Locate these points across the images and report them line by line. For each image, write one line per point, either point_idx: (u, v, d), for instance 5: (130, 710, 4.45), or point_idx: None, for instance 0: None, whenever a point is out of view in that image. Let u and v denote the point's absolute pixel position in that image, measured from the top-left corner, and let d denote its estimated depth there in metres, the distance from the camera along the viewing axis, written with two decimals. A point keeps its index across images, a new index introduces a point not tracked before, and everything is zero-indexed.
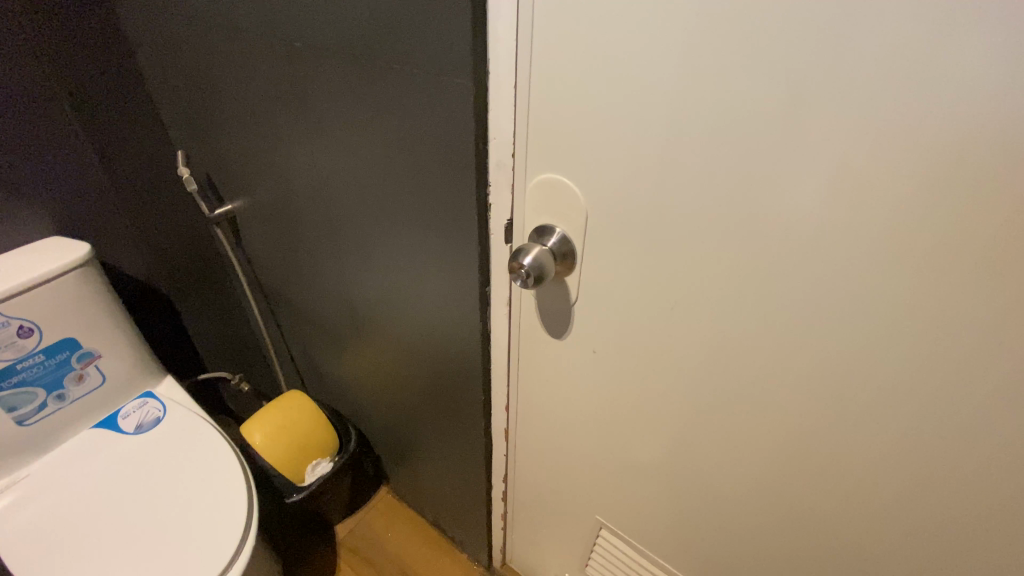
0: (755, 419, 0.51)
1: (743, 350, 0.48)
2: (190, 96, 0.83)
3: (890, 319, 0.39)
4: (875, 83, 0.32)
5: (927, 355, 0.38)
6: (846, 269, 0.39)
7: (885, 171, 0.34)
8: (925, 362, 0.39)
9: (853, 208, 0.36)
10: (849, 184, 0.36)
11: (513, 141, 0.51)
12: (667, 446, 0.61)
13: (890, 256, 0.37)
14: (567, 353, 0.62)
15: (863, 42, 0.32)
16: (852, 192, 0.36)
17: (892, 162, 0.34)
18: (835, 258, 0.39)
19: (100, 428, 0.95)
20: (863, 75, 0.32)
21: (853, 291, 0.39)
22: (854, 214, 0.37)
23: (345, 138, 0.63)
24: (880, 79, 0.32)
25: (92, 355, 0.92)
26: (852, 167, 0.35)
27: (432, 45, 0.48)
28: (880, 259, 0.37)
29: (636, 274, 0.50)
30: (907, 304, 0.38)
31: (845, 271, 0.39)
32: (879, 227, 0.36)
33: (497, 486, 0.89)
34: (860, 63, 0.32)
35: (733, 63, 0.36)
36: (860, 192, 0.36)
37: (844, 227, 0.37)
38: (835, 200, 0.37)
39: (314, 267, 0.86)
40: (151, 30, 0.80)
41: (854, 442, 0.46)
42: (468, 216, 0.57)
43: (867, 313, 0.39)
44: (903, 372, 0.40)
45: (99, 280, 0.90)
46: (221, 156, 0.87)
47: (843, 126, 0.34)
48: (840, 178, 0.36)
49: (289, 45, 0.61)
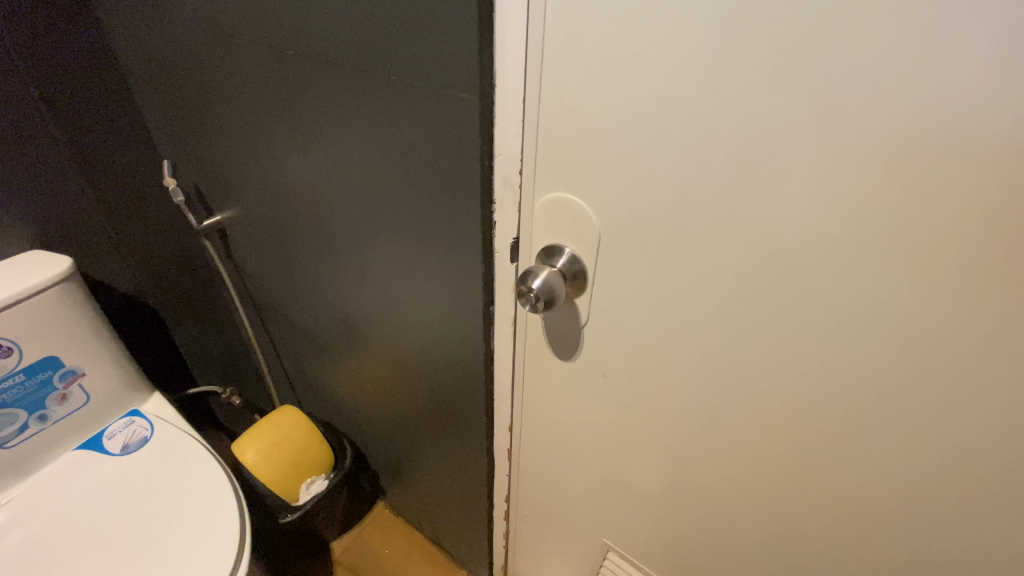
0: (772, 448, 0.49)
1: (761, 378, 0.46)
2: (176, 104, 0.80)
3: (924, 353, 0.37)
4: (920, 105, 0.30)
5: (962, 390, 0.36)
6: (877, 298, 0.37)
7: (926, 195, 0.32)
8: (961, 397, 0.37)
9: (887, 235, 0.34)
10: (885, 209, 0.34)
11: (520, 157, 0.48)
12: (675, 472, 0.58)
13: (930, 286, 0.34)
14: (574, 376, 0.60)
15: (908, 61, 0.29)
16: (890, 217, 0.34)
17: (936, 188, 0.32)
18: (865, 286, 0.37)
19: (84, 449, 0.91)
20: (907, 97, 0.30)
21: (885, 323, 0.37)
22: (888, 241, 0.35)
23: (340, 150, 0.61)
24: (926, 101, 0.30)
25: (75, 373, 0.88)
26: (890, 192, 0.33)
27: (435, 56, 0.45)
28: (916, 288, 0.35)
29: (649, 298, 0.48)
30: (944, 335, 0.35)
31: (878, 300, 0.37)
32: (917, 255, 0.34)
33: (497, 504, 0.87)
34: (903, 78, 0.30)
35: (764, 76, 0.34)
36: (899, 219, 0.34)
37: (877, 254, 0.35)
38: (871, 227, 0.35)
39: (308, 282, 0.84)
40: (135, 35, 0.77)
41: (879, 475, 0.44)
42: (472, 233, 0.54)
43: (899, 344, 0.37)
44: (936, 407, 0.38)
45: (83, 295, 0.86)
46: (209, 165, 0.83)
47: (883, 149, 0.32)
48: (878, 203, 0.34)
49: (280, 52, 0.58)
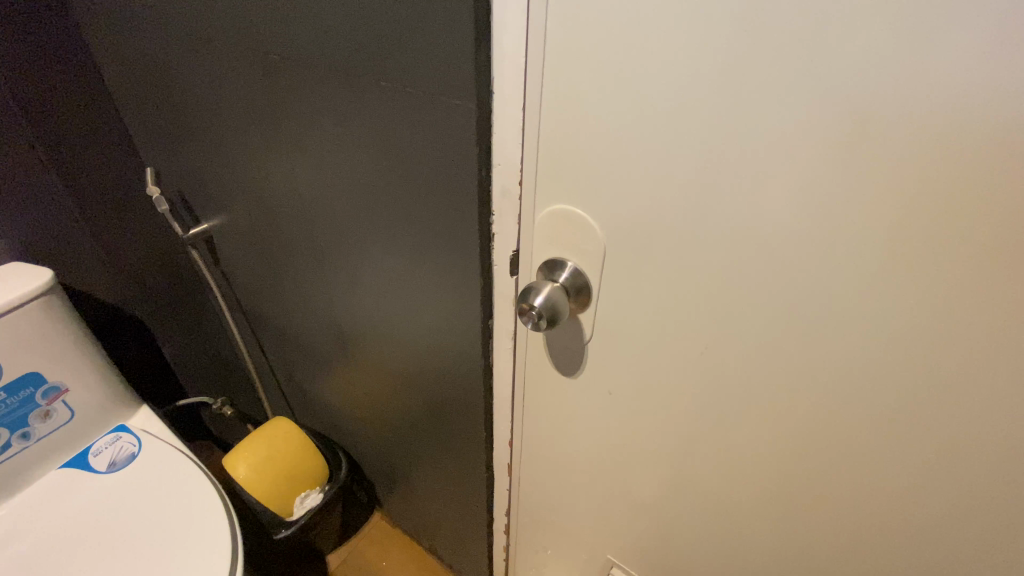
0: (785, 472, 0.47)
1: (775, 400, 0.44)
2: (158, 110, 0.77)
3: (952, 379, 0.34)
4: (952, 118, 0.28)
5: (994, 420, 0.34)
6: (904, 321, 0.34)
7: (959, 212, 0.30)
8: (990, 426, 0.34)
9: (916, 254, 0.32)
10: (912, 228, 0.32)
11: (521, 167, 0.46)
12: (681, 492, 0.56)
13: (960, 311, 0.32)
14: (577, 392, 0.57)
15: (939, 72, 0.27)
16: (920, 235, 0.31)
17: (969, 207, 0.30)
18: (890, 308, 0.34)
19: (69, 467, 0.88)
20: (938, 109, 0.28)
21: (909, 347, 0.35)
22: (917, 260, 0.32)
23: (329, 157, 0.58)
24: (958, 113, 0.28)
25: (59, 389, 0.85)
26: (921, 208, 0.31)
27: (426, 61, 0.43)
28: (947, 312, 0.33)
29: (657, 316, 0.46)
30: (978, 361, 0.33)
31: (901, 324, 0.35)
32: (947, 276, 0.32)
33: (497, 518, 0.85)
34: (937, 86, 0.28)
35: (784, 84, 0.31)
36: (928, 240, 0.31)
37: (905, 275, 0.33)
38: (897, 248, 0.32)
39: (297, 291, 0.81)
40: (112, 38, 0.74)
41: (900, 503, 0.42)
42: (470, 245, 0.52)
43: (926, 370, 0.35)
44: (964, 437, 0.36)
45: (65, 309, 0.83)
46: (194, 172, 0.80)
47: (911, 164, 0.30)
48: (905, 222, 0.32)
49: (264, 56, 0.55)
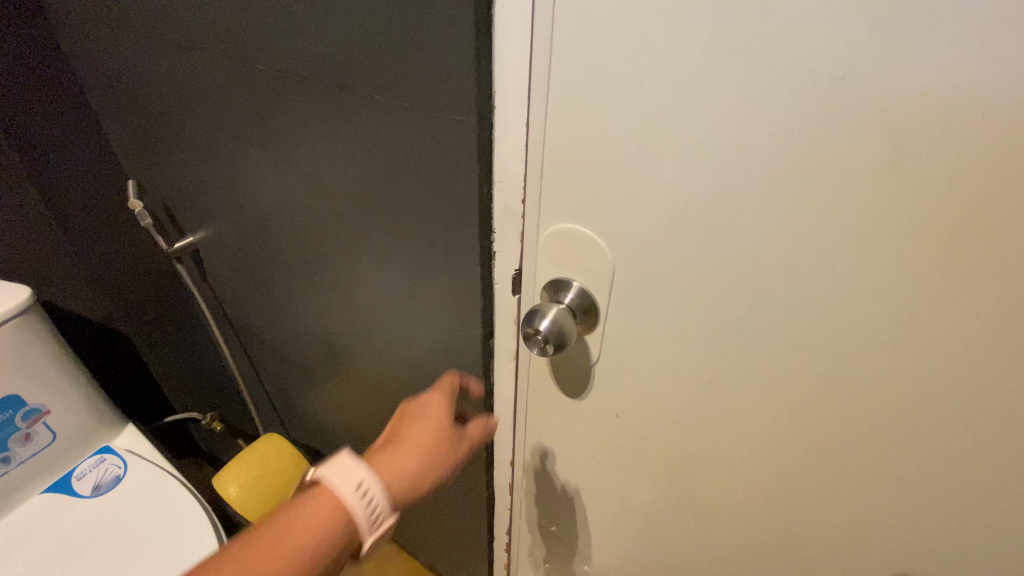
0: (798, 501, 0.45)
1: (791, 429, 0.42)
2: (140, 119, 0.74)
3: (983, 414, 0.32)
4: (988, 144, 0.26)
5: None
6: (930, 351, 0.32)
7: (999, 240, 0.28)
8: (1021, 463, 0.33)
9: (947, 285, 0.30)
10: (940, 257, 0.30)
11: (524, 185, 0.44)
12: (689, 515, 0.55)
13: (991, 344, 0.30)
14: (581, 413, 0.56)
15: (975, 95, 0.25)
16: (956, 264, 0.29)
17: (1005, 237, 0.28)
18: (922, 343, 0.32)
19: (51, 492, 0.85)
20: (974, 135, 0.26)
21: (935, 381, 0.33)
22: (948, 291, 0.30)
23: (319, 173, 0.56)
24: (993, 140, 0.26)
25: (40, 411, 0.82)
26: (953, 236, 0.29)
27: (422, 75, 0.40)
28: (986, 344, 0.31)
29: (668, 340, 0.44)
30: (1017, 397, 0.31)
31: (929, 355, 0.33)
32: (981, 308, 0.30)
33: (498, 535, 0.83)
34: (978, 107, 0.26)
35: (812, 100, 0.29)
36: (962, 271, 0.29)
37: (934, 306, 0.31)
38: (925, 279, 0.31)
39: (288, 307, 0.78)
40: (89, 45, 0.71)
41: (919, 538, 0.40)
42: (470, 265, 0.50)
43: (955, 407, 0.33)
44: (991, 475, 0.34)
45: (44, 327, 0.80)
46: (178, 184, 0.77)
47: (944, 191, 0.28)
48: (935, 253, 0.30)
49: (250, 67, 0.53)
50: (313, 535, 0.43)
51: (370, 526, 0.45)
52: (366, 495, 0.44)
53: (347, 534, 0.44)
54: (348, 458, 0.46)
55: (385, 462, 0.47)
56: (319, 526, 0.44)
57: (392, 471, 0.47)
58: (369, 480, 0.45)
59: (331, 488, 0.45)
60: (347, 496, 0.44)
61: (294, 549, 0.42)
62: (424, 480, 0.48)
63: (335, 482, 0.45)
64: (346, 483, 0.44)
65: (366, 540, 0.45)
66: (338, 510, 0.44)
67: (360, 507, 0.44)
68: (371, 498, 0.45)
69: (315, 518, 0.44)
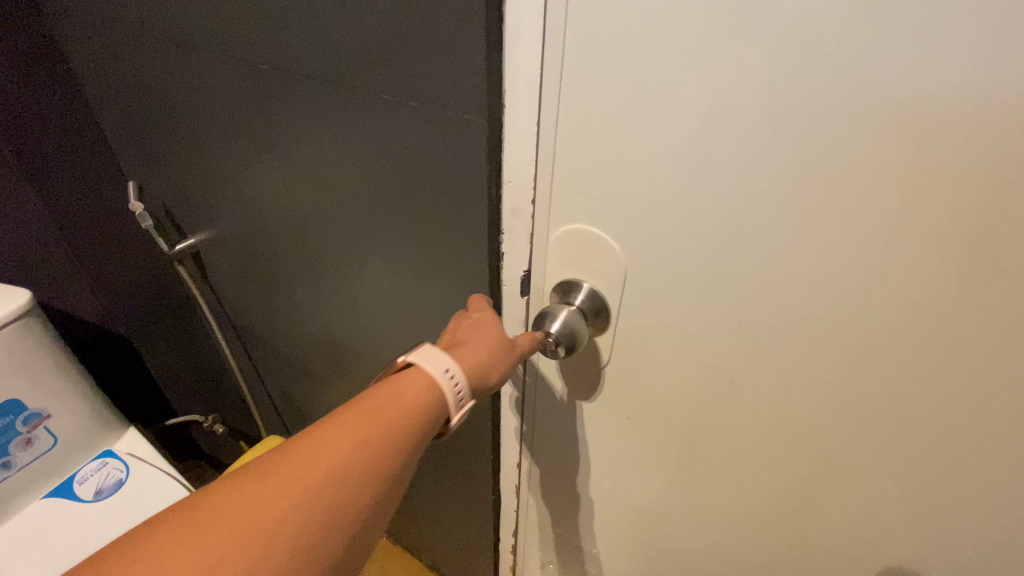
0: (810, 497, 0.46)
1: (802, 425, 0.42)
2: (140, 119, 0.73)
3: (996, 399, 0.33)
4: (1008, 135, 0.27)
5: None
6: (943, 339, 0.33)
7: (1012, 235, 0.29)
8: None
9: (963, 273, 0.31)
10: (957, 248, 0.30)
11: (534, 185, 0.43)
12: (698, 513, 0.55)
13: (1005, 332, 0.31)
14: (590, 414, 0.55)
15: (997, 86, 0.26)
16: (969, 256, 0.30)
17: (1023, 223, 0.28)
18: (932, 330, 0.33)
19: (53, 496, 0.84)
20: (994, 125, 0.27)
21: (948, 368, 0.34)
22: (963, 280, 0.31)
23: (323, 172, 0.55)
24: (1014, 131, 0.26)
25: (40, 415, 0.81)
26: (970, 226, 0.29)
27: (431, 74, 0.40)
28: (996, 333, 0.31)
29: (680, 338, 0.44)
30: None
31: (942, 343, 0.33)
32: (997, 294, 0.30)
33: (503, 537, 0.83)
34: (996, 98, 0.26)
35: (837, 98, 0.29)
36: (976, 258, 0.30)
37: (948, 294, 0.32)
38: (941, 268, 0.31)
39: (291, 307, 0.78)
40: (87, 44, 0.70)
41: (927, 523, 0.41)
42: (477, 265, 0.49)
43: (963, 397, 0.34)
44: (997, 460, 0.35)
45: (44, 331, 0.79)
46: (178, 185, 0.77)
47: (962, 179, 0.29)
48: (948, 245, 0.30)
49: (253, 65, 0.52)
50: (408, 413, 0.40)
51: (454, 408, 0.42)
52: (447, 377, 0.41)
53: (437, 418, 0.41)
54: (426, 350, 0.43)
55: (461, 353, 0.43)
56: (413, 406, 0.40)
57: (468, 362, 0.43)
58: (454, 365, 0.42)
59: (417, 371, 0.42)
60: (432, 378, 0.41)
61: (395, 423, 0.39)
62: (489, 373, 0.43)
63: (420, 365, 0.42)
64: (432, 367, 0.41)
65: (451, 419, 0.43)
66: (429, 391, 0.41)
67: (446, 388, 0.41)
68: (453, 382, 0.41)
69: (410, 397, 0.40)
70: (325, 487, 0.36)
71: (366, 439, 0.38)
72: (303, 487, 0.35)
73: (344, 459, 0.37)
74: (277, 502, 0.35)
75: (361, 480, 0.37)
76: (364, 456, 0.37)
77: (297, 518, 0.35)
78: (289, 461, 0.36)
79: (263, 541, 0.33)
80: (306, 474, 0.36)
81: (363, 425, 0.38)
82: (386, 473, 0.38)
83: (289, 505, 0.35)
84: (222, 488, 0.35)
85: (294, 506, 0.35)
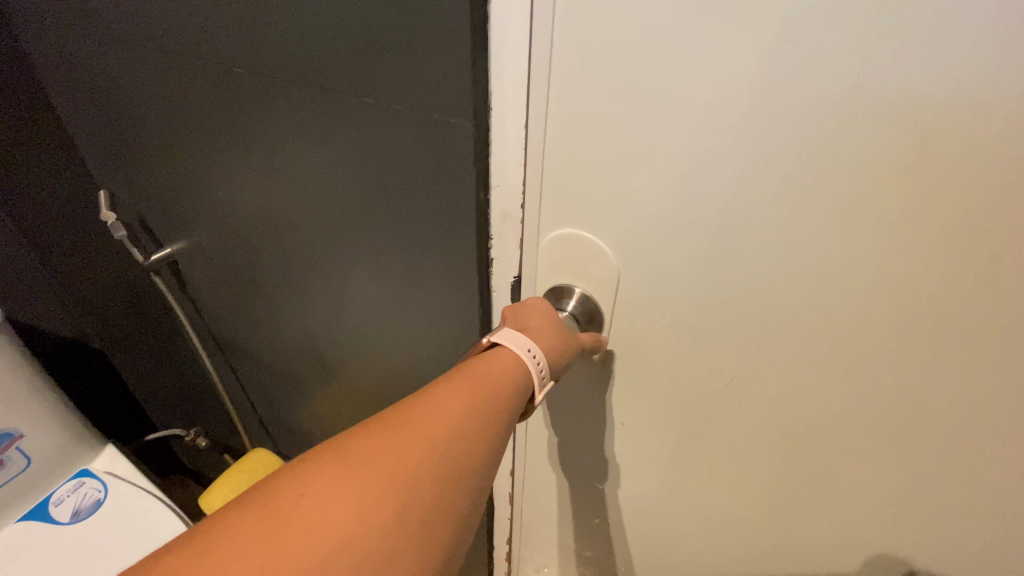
0: (804, 499, 0.46)
1: (796, 427, 0.42)
2: (109, 125, 0.70)
3: (985, 398, 0.33)
4: (999, 135, 0.26)
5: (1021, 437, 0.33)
6: (936, 339, 0.33)
7: (1007, 235, 0.29)
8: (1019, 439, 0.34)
9: (954, 274, 0.31)
10: (949, 248, 0.30)
11: (523, 190, 0.43)
12: (693, 516, 0.55)
13: (995, 331, 0.31)
14: (584, 417, 0.55)
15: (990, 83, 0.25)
16: (957, 254, 0.30)
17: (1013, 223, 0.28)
18: (922, 333, 0.33)
19: (27, 519, 0.81)
20: (986, 126, 0.26)
21: (938, 370, 0.34)
22: (954, 280, 0.31)
23: (306, 178, 0.53)
24: (1005, 131, 0.26)
25: (11, 435, 0.78)
26: (961, 226, 0.29)
27: (414, 77, 0.38)
28: (985, 331, 0.31)
29: (673, 341, 0.44)
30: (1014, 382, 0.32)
31: (934, 345, 0.33)
32: (989, 294, 0.30)
33: (497, 545, 0.82)
34: (983, 96, 0.26)
35: (834, 99, 0.29)
36: (965, 260, 0.30)
37: (941, 296, 0.32)
38: (932, 268, 0.31)
39: (273, 316, 0.75)
40: (52, 48, 0.67)
41: (918, 521, 0.41)
42: (467, 271, 0.48)
43: (956, 399, 0.34)
44: (988, 457, 0.35)
45: (15, 348, 0.76)
46: (153, 193, 0.74)
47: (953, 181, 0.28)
48: (939, 246, 0.30)
49: (229, 69, 0.50)
50: (503, 389, 0.37)
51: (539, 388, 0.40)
52: (531, 359, 0.40)
53: (525, 397, 0.39)
54: (504, 332, 0.41)
55: (538, 331, 0.42)
56: (506, 383, 0.38)
57: (546, 341, 0.41)
58: (534, 345, 0.40)
59: (501, 352, 0.40)
60: (517, 358, 0.39)
61: (495, 395, 0.37)
62: (563, 354, 0.42)
63: (502, 346, 0.40)
64: (515, 347, 0.40)
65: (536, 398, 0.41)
66: (517, 368, 0.39)
67: (531, 368, 0.39)
68: (536, 363, 0.40)
69: (500, 375, 0.38)
70: (455, 448, 0.34)
71: (476, 410, 0.35)
72: (422, 464, 0.32)
73: (456, 434, 0.34)
74: (398, 478, 0.31)
75: (474, 453, 0.34)
76: (473, 432, 0.35)
77: (424, 491, 0.32)
78: (409, 424, 0.34)
79: (394, 510, 0.31)
80: (423, 449, 0.33)
81: (467, 398, 0.35)
82: (491, 452, 0.36)
83: (413, 481, 0.32)
84: (333, 463, 0.32)
85: (418, 486, 0.32)
